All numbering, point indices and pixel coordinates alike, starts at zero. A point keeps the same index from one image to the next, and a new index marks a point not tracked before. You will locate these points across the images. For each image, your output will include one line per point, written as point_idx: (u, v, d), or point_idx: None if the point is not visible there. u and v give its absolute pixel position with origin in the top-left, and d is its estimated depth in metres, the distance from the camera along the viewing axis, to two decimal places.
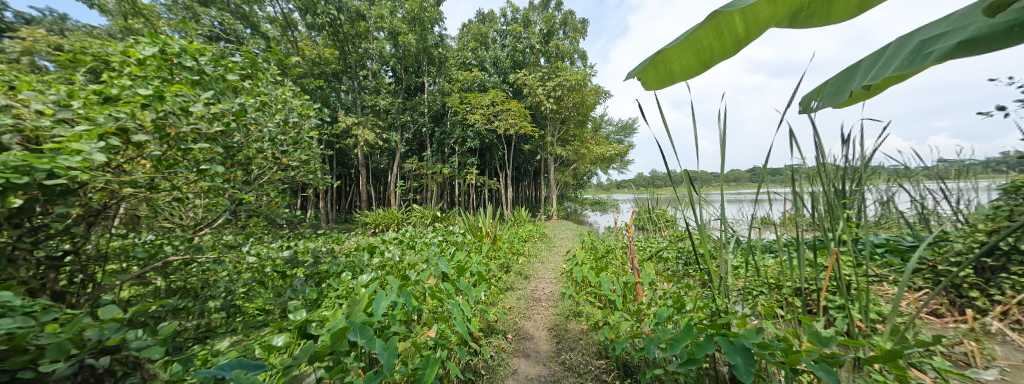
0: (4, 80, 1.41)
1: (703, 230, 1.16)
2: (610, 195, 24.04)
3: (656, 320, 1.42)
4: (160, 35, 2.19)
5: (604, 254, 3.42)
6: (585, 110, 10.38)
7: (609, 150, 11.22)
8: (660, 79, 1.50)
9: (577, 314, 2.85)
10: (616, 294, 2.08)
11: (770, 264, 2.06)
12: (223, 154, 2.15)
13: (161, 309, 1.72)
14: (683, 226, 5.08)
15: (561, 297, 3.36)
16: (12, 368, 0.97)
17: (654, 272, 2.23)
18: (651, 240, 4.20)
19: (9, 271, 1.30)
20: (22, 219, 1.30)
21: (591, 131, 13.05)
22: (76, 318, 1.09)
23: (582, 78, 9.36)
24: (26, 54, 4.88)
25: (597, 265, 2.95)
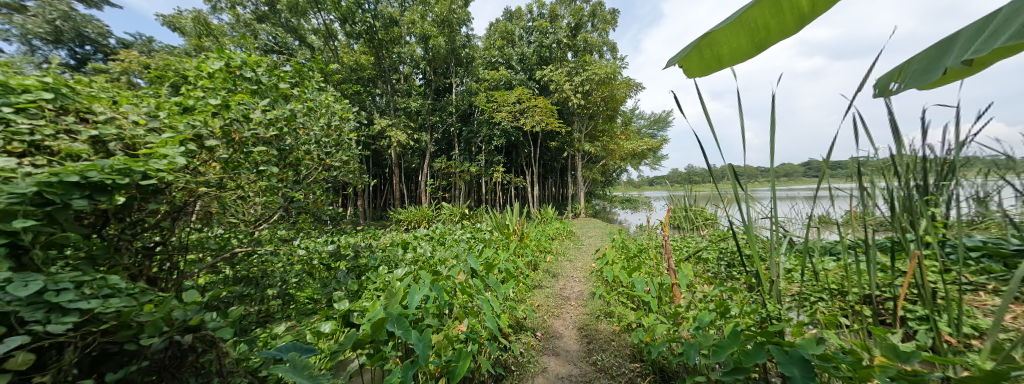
0: (109, 96, 1.65)
1: (749, 230, 1.08)
2: (642, 193, 23.14)
3: (696, 324, 1.36)
4: (226, 50, 2.44)
5: (636, 253, 3.30)
6: (614, 104, 10.05)
7: (640, 145, 10.80)
8: (706, 65, 1.42)
9: (609, 314, 2.78)
10: (651, 296, 2.00)
11: (827, 268, 1.88)
12: (277, 156, 2.36)
13: (229, 295, 1.92)
14: (724, 225, 4.76)
15: (591, 296, 3.30)
16: (122, 341, 1.14)
17: (692, 274, 2.12)
18: (688, 240, 3.97)
19: (115, 258, 1.52)
20: (124, 214, 1.52)
21: (621, 126, 12.62)
22: (166, 300, 1.26)
23: (612, 72, 9.07)
24: (123, 74, 5.75)
25: (629, 265, 2.85)
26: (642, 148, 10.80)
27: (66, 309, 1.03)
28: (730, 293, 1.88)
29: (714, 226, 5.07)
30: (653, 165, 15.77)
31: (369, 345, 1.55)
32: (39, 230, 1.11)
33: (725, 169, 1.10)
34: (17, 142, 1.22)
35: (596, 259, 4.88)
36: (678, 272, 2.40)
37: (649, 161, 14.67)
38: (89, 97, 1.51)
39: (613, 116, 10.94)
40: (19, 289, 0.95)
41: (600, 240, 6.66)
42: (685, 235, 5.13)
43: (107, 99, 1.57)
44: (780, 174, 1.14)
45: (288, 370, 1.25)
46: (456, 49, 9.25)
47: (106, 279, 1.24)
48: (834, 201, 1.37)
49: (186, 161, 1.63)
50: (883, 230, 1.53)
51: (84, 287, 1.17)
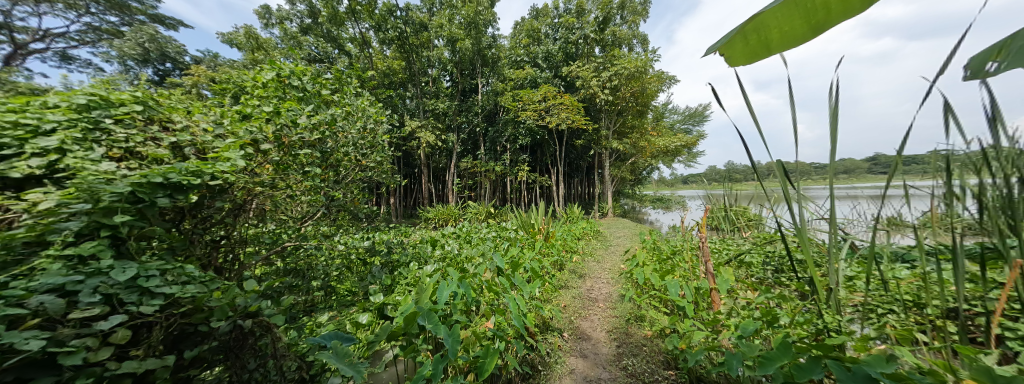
0: (184, 106, 1.88)
1: (803, 234, 1.00)
2: (675, 193, 22.11)
3: (740, 333, 1.30)
4: (277, 62, 2.67)
5: (667, 255, 3.18)
6: (645, 99, 9.70)
7: (673, 141, 10.33)
8: (754, 51, 1.27)
9: (640, 318, 2.73)
10: (686, 301, 1.93)
11: (896, 276, 1.69)
12: (320, 158, 2.54)
13: (281, 286, 2.10)
14: (770, 225, 4.42)
15: (619, 299, 3.25)
16: (198, 323, 1.30)
17: (733, 278, 2.02)
18: (727, 243, 3.75)
19: (190, 249, 1.73)
20: (197, 211, 1.71)
21: (652, 122, 12.15)
22: (231, 289, 1.42)
23: (642, 66, 8.77)
24: (193, 86, 6.49)
25: (661, 267, 2.76)
26: (674, 144, 10.34)
27: (153, 292, 1.18)
28: (780, 301, 1.76)
29: (757, 228, 4.73)
30: (687, 162, 15.02)
31: (402, 337, 1.65)
32: (133, 224, 1.28)
33: (773, 166, 1.03)
34: (115, 148, 1.42)
35: (624, 261, 4.77)
36: (715, 276, 2.30)
37: (683, 158, 13.99)
38: (169, 109, 1.73)
39: (643, 112, 10.57)
40: (118, 273, 1.11)
41: (629, 241, 6.47)
42: (724, 236, 4.83)
43: (183, 110, 1.78)
44: (839, 171, 1.05)
45: (331, 356, 1.37)
46: (482, 50, 9.40)
47: (184, 268, 1.41)
48: (907, 202, 1.22)
49: (245, 164, 1.81)
50: (963, 235, 1.36)
51: (168, 275, 1.34)
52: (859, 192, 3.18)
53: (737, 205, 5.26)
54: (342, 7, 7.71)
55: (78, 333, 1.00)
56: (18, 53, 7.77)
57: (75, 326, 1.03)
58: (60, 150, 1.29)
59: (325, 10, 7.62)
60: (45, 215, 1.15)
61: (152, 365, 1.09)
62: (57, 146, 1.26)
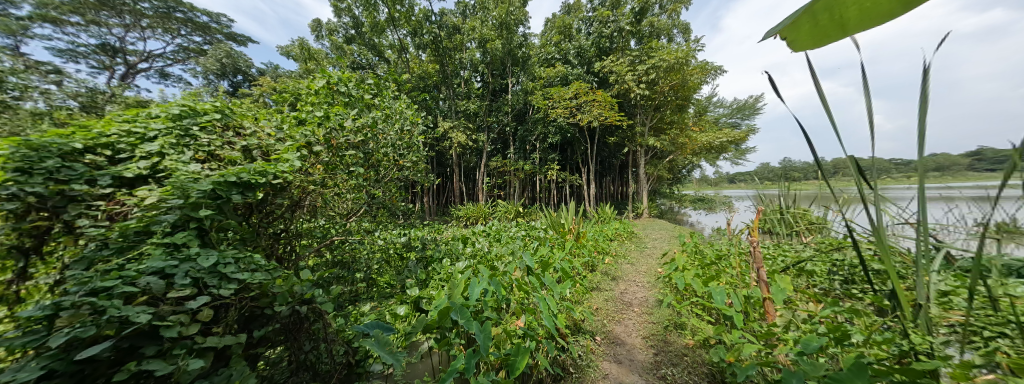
0: (252, 112, 2.11)
1: (884, 240, 0.76)
2: (718, 194, 20.66)
3: (801, 349, 1.22)
4: (327, 70, 2.92)
5: (710, 259, 3.01)
6: (686, 93, 9.18)
7: (717, 137, 9.66)
8: (823, 32, 0.86)
9: (679, 326, 2.63)
10: (735, 310, 1.82)
11: (996, 291, 1.46)
12: (363, 159, 2.73)
13: (329, 277, 2.28)
14: (838, 230, 3.93)
15: (656, 304, 3.14)
16: (266, 307, 1.46)
17: (790, 287, 1.84)
18: (781, 249, 3.42)
19: (257, 241, 1.94)
20: (262, 208, 1.92)
21: (694, 117, 11.45)
22: (291, 278, 1.57)
23: (683, 58, 8.30)
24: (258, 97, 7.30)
25: (702, 273, 2.63)
26: (719, 140, 9.65)
27: (230, 278, 1.36)
28: (848, 315, 1.59)
29: (821, 232, 4.25)
30: (733, 160, 13.96)
31: (437, 330, 1.74)
32: (214, 218, 1.47)
33: (843, 161, 0.79)
34: (200, 151, 1.64)
35: (661, 264, 4.58)
36: (769, 284, 2.11)
37: (728, 155, 13.03)
38: (241, 116, 1.95)
39: (684, 106, 10.00)
40: (202, 260, 1.29)
41: (666, 243, 6.18)
42: (778, 240, 4.42)
43: (251, 117, 2.00)
44: (931, 169, 0.79)
45: (373, 344, 1.48)
46: (514, 50, 9.48)
47: (252, 258, 1.58)
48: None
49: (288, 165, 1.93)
50: None
51: (241, 263, 1.52)
52: (954, 192, 2.73)
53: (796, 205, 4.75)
54: (382, 16, 8.14)
55: (174, 310, 1.18)
56: (131, 72, 9.46)
57: (173, 304, 1.21)
58: (160, 154, 1.51)
59: (367, 20, 8.09)
60: (149, 209, 1.35)
61: (229, 342, 1.25)
62: (158, 151, 1.48)
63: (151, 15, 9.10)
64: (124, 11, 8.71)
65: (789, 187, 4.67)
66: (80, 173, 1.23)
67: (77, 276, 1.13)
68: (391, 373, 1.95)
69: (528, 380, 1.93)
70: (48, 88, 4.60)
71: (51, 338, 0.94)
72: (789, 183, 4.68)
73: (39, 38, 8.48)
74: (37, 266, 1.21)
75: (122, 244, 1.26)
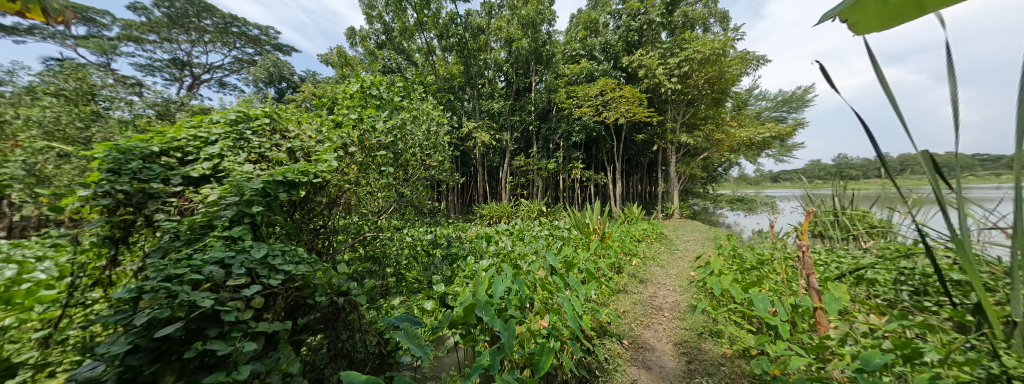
0: (295, 116, 2.27)
1: (966, 248, 0.52)
2: (760, 193, 19.23)
3: (860, 366, 1.14)
4: (361, 75, 3.09)
5: (751, 264, 2.83)
6: (723, 85, 8.67)
7: (759, 132, 8.81)
8: (895, 11, 0.80)
9: (715, 334, 2.54)
10: (781, 319, 1.70)
11: None
12: (393, 159, 2.85)
13: (362, 271, 2.41)
14: (903, 233, 3.54)
15: (689, 310, 3.03)
16: (307, 297, 1.57)
17: (844, 296, 1.68)
18: (835, 256, 3.12)
19: (300, 235, 2.08)
20: (303, 205, 2.06)
21: (732, 112, 10.78)
22: (329, 271, 1.67)
23: (720, 48, 7.84)
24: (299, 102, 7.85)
25: (741, 278, 2.49)
26: (761, 136, 8.80)
27: (277, 269, 1.47)
28: (912, 328, 1.45)
29: (884, 236, 3.84)
30: (776, 157, 12.96)
31: (462, 326, 1.79)
32: (265, 214, 1.61)
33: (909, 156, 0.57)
34: (253, 153, 1.80)
35: (694, 267, 4.40)
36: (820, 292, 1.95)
37: (773, 151, 12.08)
38: (287, 120, 2.11)
39: (720, 100, 9.44)
40: (255, 252, 1.42)
41: (699, 246, 5.91)
42: (831, 245, 4.02)
43: (294, 121, 2.15)
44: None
45: (404, 336, 1.56)
46: (539, 48, 9.44)
47: (296, 251, 1.70)
48: None
49: (327, 164, 2.04)
50: None
51: (286, 255, 1.65)
52: None
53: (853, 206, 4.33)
54: (411, 20, 8.44)
55: (232, 296, 1.30)
56: (197, 83, 10.60)
57: (230, 292, 1.33)
58: (219, 157, 1.66)
59: (398, 25, 8.40)
60: (211, 205, 1.51)
61: (278, 327, 1.36)
62: (219, 153, 1.64)
63: (213, 30, 10.11)
64: (190, 29, 9.75)
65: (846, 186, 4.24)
66: (156, 173, 1.41)
67: (155, 264, 1.28)
68: (419, 366, 2.02)
69: (553, 380, 1.94)
70: (133, 100, 5.29)
71: (135, 317, 1.09)
72: (846, 183, 4.25)
73: (124, 56, 9.75)
74: (125, 254, 1.39)
75: (190, 237, 1.41)
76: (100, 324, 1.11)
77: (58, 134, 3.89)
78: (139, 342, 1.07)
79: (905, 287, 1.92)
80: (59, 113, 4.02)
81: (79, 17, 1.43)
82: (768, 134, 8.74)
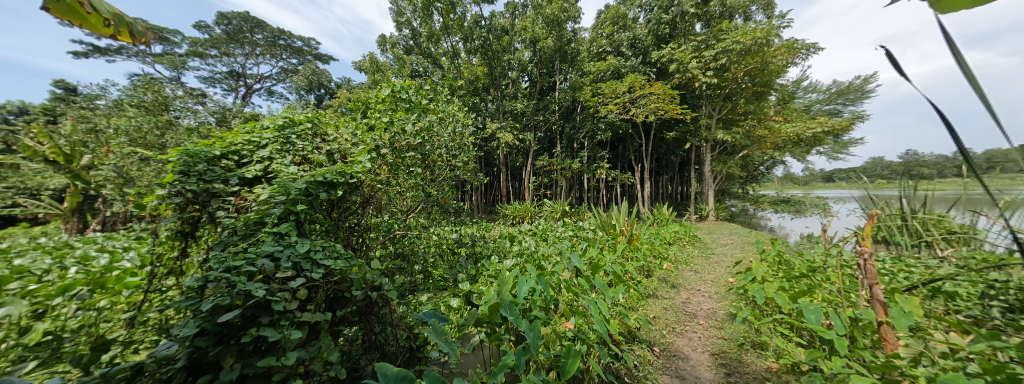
0: (332, 119, 2.41)
1: None
2: (810, 194, 17.67)
3: None
4: (391, 81, 3.24)
5: (800, 270, 2.62)
6: (765, 77, 8.10)
7: (809, 127, 8.16)
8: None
9: (758, 346, 2.39)
10: (836, 332, 1.55)
11: None
12: (420, 159, 2.95)
13: (393, 268, 2.52)
14: (992, 240, 3.08)
15: (727, 318, 2.88)
16: (344, 290, 1.67)
17: (916, 309, 1.48)
18: (903, 265, 2.79)
19: (339, 232, 2.22)
20: (340, 205, 2.21)
21: (777, 106, 10.00)
22: (364, 267, 1.76)
23: (762, 38, 7.31)
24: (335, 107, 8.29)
25: (788, 286, 2.32)
26: (811, 131, 8.13)
27: (318, 263, 1.56)
28: (999, 349, 1.28)
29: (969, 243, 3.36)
30: (829, 154, 11.86)
31: (488, 325, 1.83)
32: (308, 212, 1.73)
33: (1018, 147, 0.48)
34: (297, 155, 1.94)
35: (731, 273, 4.16)
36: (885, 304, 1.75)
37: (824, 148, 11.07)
38: (327, 125, 2.25)
39: (762, 93, 8.83)
40: (300, 247, 1.52)
41: (738, 251, 5.57)
42: (897, 252, 3.61)
43: (332, 125, 2.28)
44: None
45: (432, 332, 1.61)
46: (564, 46, 9.33)
47: (335, 247, 1.80)
48: None
49: (361, 166, 2.14)
50: None
51: (327, 251, 1.76)
52: None
53: (929, 209, 3.83)
54: (437, 25, 8.69)
55: (280, 288, 1.40)
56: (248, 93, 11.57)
57: (277, 285, 1.42)
58: (269, 159, 1.81)
59: (425, 30, 8.66)
60: (262, 203, 1.64)
61: (319, 318, 1.45)
62: (268, 156, 1.79)
63: (263, 44, 10.86)
64: (245, 43, 10.70)
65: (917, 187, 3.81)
66: (217, 174, 1.57)
67: (218, 256, 1.43)
68: (446, 361, 2.06)
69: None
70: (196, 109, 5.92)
71: (202, 303, 1.21)
72: (916, 183, 3.82)
73: (191, 70, 10.95)
74: (193, 246, 1.56)
75: (245, 232, 1.55)
76: (173, 308, 1.26)
77: (140, 141, 4.80)
78: (204, 326, 1.19)
79: (994, 303, 1.67)
80: (142, 122, 4.82)
81: (158, 36, 1.62)
82: (819, 129, 8.04)
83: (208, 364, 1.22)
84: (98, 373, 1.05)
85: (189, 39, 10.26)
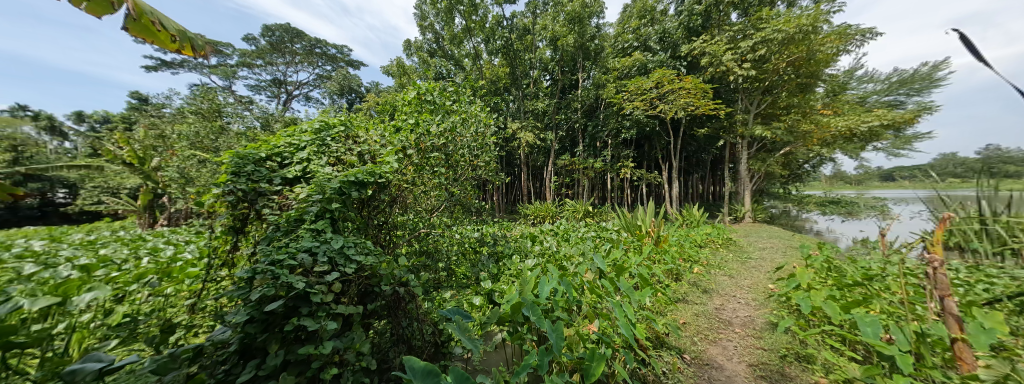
0: (361, 121, 2.53)
1: None
2: (863, 195, 16.22)
3: None
4: (418, 84, 3.36)
5: (853, 278, 2.41)
6: (812, 67, 7.56)
7: (864, 121, 7.31)
8: None
9: (803, 358, 2.24)
10: (898, 348, 1.39)
11: None
12: (444, 159, 3.03)
13: (418, 264, 2.61)
14: None
15: (765, 327, 2.72)
16: (373, 286, 1.74)
17: (1000, 326, 1.30)
18: (980, 275, 2.49)
19: (369, 230, 2.33)
20: (369, 204, 2.32)
21: (825, 98, 9.26)
22: (392, 263, 1.83)
23: (809, 25, 6.86)
24: (366, 109, 8.62)
25: (840, 296, 2.14)
26: (866, 125, 7.25)
27: (351, 259, 1.64)
28: None
29: None
30: (888, 150, 10.82)
31: (510, 324, 1.85)
32: (341, 210, 1.83)
33: None
34: (332, 157, 2.07)
35: (772, 280, 3.91)
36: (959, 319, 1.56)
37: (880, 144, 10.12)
38: (359, 127, 2.36)
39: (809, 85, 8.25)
40: (335, 243, 1.61)
41: (778, 255, 5.25)
42: (973, 260, 3.22)
43: (362, 128, 2.39)
44: None
45: (455, 328, 1.65)
46: (587, 42, 9.22)
47: (366, 244, 1.88)
48: None
49: (388, 166, 2.22)
50: None
51: (359, 247, 1.85)
52: None
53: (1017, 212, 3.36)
54: (459, 28, 8.90)
55: (318, 282, 1.48)
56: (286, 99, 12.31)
57: (315, 280, 1.51)
58: (307, 160, 1.93)
59: (448, 32, 8.87)
60: (302, 202, 1.74)
61: (353, 312, 1.52)
62: (307, 157, 1.91)
63: (301, 52, 11.51)
64: (286, 52, 11.39)
65: (999, 186, 3.37)
66: (263, 175, 1.70)
67: (264, 250, 1.54)
68: (470, 358, 2.10)
69: None
70: (244, 115, 6.42)
71: (253, 293, 1.32)
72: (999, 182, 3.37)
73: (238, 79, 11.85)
74: (242, 241, 1.70)
75: (287, 228, 1.66)
76: (227, 297, 1.38)
77: (198, 145, 5.30)
78: (254, 314, 1.29)
79: None
80: (200, 128, 5.28)
81: (215, 50, 1.77)
82: (878, 122, 7.18)
83: (256, 349, 1.34)
84: (166, 353, 1.17)
85: (239, 51, 11.15)
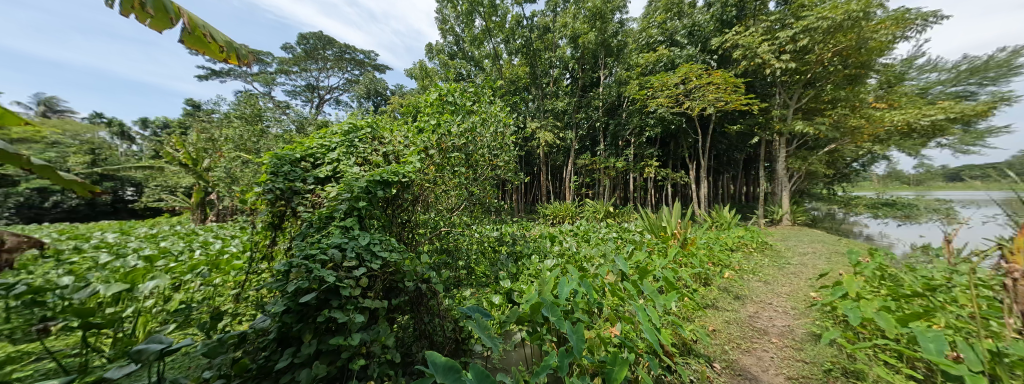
0: (385, 123, 2.63)
1: None
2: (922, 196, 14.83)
3: None
4: (439, 86, 3.44)
5: (910, 289, 2.20)
6: (864, 57, 7.02)
7: (926, 114, 6.70)
8: None
9: (849, 373, 2.10)
10: (967, 367, 1.25)
11: None
12: (464, 159, 3.09)
13: (440, 262, 2.68)
14: None
15: (804, 339, 2.58)
16: (397, 282, 1.81)
17: None
18: None
19: (394, 228, 2.42)
20: (393, 203, 2.41)
21: (879, 90, 8.52)
22: (415, 260, 1.89)
23: (859, 11, 6.34)
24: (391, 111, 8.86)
25: (891, 307, 1.99)
26: (929, 119, 6.68)
27: (376, 255, 1.71)
28: None
29: None
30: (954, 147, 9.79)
31: (530, 324, 1.86)
32: (367, 208, 1.92)
33: None
34: (359, 157, 2.16)
35: (813, 287, 3.67)
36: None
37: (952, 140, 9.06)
38: (384, 129, 2.46)
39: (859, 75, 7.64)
40: (361, 239, 1.68)
41: (819, 261, 4.92)
42: None
43: (387, 129, 2.47)
44: None
45: (476, 326, 1.68)
46: (608, 39, 9.11)
47: (391, 241, 1.95)
48: None
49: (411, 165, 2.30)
50: None
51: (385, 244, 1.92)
52: None
53: None
54: (479, 29, 8.98)
55: (346, 277, 1.55)
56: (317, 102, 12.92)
57: (343, 275, 1.58)
58: (336, 160, 2.03)
59: (468, 33, 8.97)
60: (332, 200, 1.83)
61: (378, 306, 1.58)
62: (337, 158, 2.01)
63: (331, 57, 12.03)
64: (319, 58, 11.94)
65: None
66: (298, 175, 1.82)
67: (298, 246, 1.63)
68: (490, 356, 2.13)
69: None
70: (279, 118, 6.80)
71: (288, 285, 1.42)
72: None
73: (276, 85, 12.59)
74: (279, 236, 1.82)
75: (319, 225, 1.75)
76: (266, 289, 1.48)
77: (242, 147, 5.70)
78: (290, 305, 1.38)
79: None
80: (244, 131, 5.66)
81: (257, 58, 1.90)
82: (942, 116, 6.59)
83: (293, 338, 1.42)
84: (211, 340, 1.25)
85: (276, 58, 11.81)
